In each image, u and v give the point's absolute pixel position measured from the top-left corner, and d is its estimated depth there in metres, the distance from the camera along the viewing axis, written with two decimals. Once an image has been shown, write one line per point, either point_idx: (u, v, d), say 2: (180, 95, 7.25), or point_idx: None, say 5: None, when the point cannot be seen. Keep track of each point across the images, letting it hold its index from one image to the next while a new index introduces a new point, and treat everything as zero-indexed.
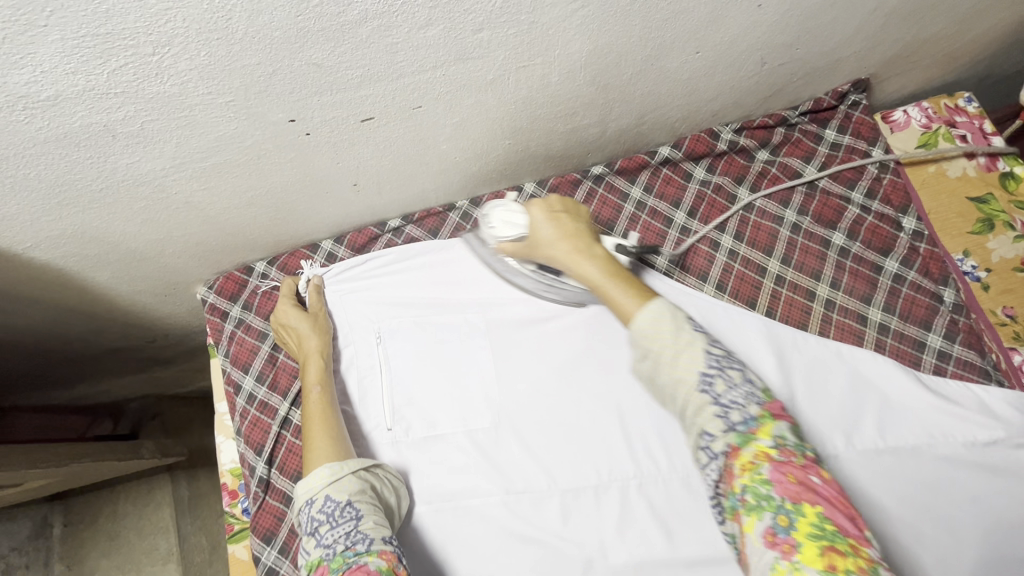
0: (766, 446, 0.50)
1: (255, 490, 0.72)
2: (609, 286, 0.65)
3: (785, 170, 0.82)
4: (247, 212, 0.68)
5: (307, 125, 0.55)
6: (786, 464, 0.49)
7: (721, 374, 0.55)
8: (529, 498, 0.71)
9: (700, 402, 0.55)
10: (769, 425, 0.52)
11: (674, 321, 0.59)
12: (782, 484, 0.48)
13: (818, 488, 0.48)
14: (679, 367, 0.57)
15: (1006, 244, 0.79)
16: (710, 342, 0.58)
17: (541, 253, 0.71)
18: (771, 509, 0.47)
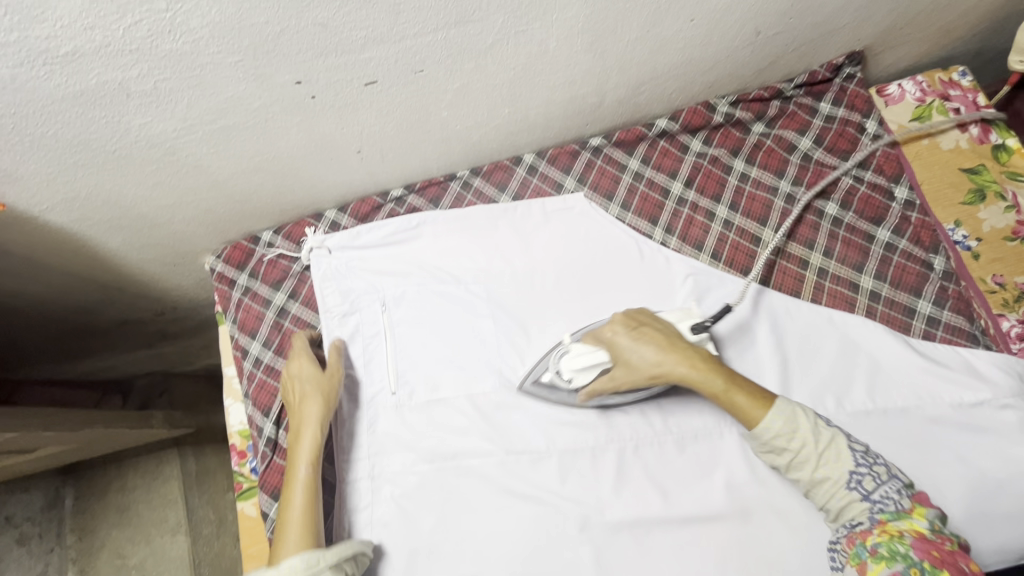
0: (919, 526, 0.57)
1: (262, 449, 0.74)
2: (731, 392, 0.66)
3: (780, 142, 0.84)
4: (254, 178, 0.70)
5: (313, 88, 0.57)
6: (933, 544, 0.56)
7: (870, 472, 0.61)
8: (528, 458, 0.74)
9: (846, 491, 0.61)
10: (923, 511, 0.58)
11: (794, 416, 0.64)
12: (926, 553, 0.55)
13: (959, 568, 0.54)
14: (823, 468, 0.62)
15: (997, 214, 0.81)
16: (851, 440, 0.63)
17: (643, 376, 0.69)
18: (906, 562, 0.55)
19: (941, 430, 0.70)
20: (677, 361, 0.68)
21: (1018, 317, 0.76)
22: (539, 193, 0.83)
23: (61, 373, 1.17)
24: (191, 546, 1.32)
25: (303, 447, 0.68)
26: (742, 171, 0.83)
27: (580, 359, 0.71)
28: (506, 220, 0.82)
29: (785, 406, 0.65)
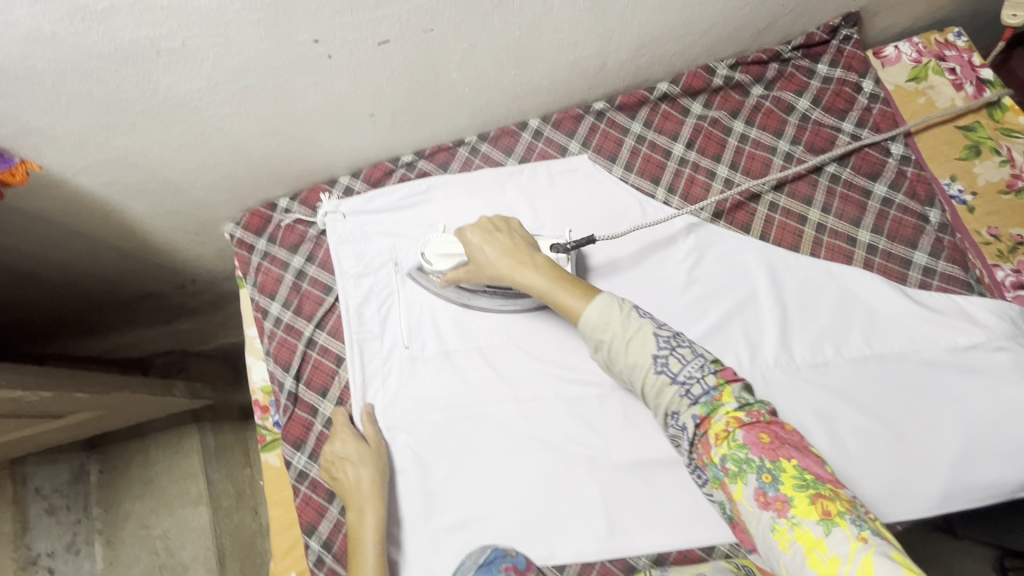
0: (734, 411, 0.54)
1: (284, 402, 0.78)
2: (557, 289, 0.65)
3: (779, 103, 0.86)
4: (272, 141, 0.73)
5: (329, 47, 0.60)
6: (756, 426, 0.53)
7: (674, 354, 0.58)
8: (537, 408, 0.77)
9: (655, 377, 0.58)
10: (728, 389, 0.55)
11: (610, 309, 0.61)
12: (758, 445, 0.52)
13: (786, 442, 0.53)
14: (632, 354, 0.60)
15: (991, 169, 0.83)
16: (658, 325, 0.60)
17: (485, 275, 0.71)
18: (754, 471, 0.52)
19: (937, 373, 0.72)
20: (512, 266, 0.68)
21: (1014, 267, 0.78)
22: (545, 157, 0.86)
23: (85, 351, 1.21)
24: (212, 518, 1.37)
25: (367, 524, 0.69)
26: (741, 132, 0.86)
27: (445, 246, 0.75)
28: (513, 183, 0.85)
29: (604, 300, 0.62)
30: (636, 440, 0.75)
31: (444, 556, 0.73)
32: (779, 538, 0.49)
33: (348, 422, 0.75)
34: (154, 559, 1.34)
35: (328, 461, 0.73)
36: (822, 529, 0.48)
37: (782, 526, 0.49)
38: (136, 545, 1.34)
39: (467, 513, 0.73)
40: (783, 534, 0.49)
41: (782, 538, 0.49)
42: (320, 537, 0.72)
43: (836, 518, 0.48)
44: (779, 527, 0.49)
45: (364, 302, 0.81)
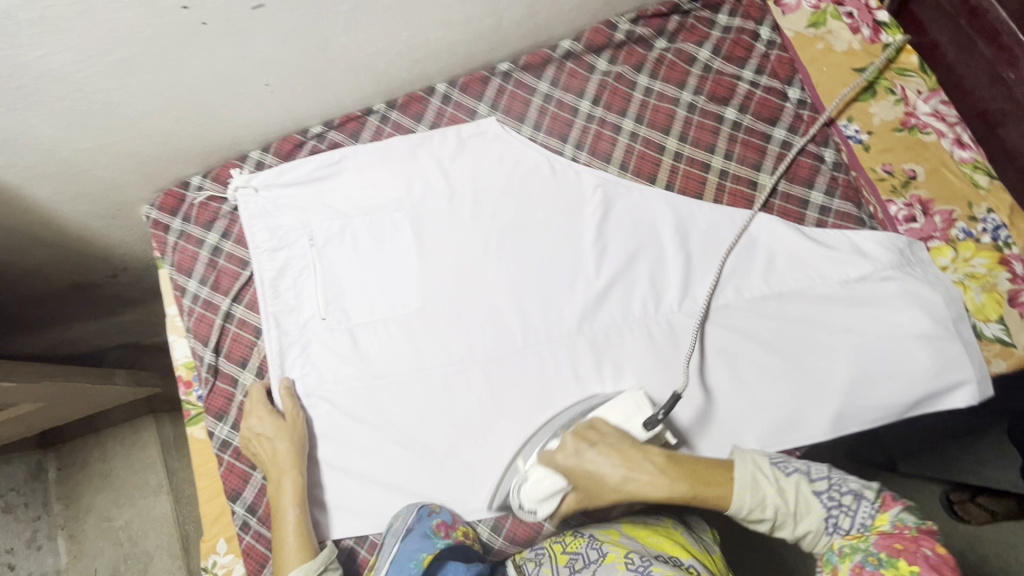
0: (882, 528, 0.59)
1: (205, 375, 0.79)
2: (698, 489, 0.63)
3: (681, 55, 0.87)
4: (169, 116, 0.73)
5: (201, 13, 0.60)
6: (895, 536, 0.56)
7: (842, 509, 0.62)
8: (456, 369, 0.79)
9: (827, 536, 0.62)
10: (885, 515, 0.59)
11: (756, 481, 0.63)
12: (888, 547, 0.56)
13: (923, 556, 0.54)
14: (802, 523, 0.63)
15: (886, 108, 0.85)
16: (813, 480, 0.64)
17: (607, 497, 0.67)
18: (863, 552, 0.57)
19: (829, 305, 0.76)
20: (632, 481, 0.65)
21: (906, 201, 0.81)
22: (455, 122, 0.87)
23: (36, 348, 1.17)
24: (173, 506, 1.38)
25: (285, 492, 0.71)
26: (646, 86, 0.87)
27: (538, 485, 0.71)
28: (424, 149, 0.86)
29: (745, 475, 0.64)
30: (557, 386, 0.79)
31: (369, 512, 0.76)
32: None
33: (264, 398, 0.76)
34: (118, 549, 1.35)
35: (246, 439, 0.75)
36: None
37: None
38: (100, 536, 1.35)
39: (390, 472, 0.76)
40: None
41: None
42: (244, 502, 0.75)
43: None
44: None
45: (280, 276, 0.82)
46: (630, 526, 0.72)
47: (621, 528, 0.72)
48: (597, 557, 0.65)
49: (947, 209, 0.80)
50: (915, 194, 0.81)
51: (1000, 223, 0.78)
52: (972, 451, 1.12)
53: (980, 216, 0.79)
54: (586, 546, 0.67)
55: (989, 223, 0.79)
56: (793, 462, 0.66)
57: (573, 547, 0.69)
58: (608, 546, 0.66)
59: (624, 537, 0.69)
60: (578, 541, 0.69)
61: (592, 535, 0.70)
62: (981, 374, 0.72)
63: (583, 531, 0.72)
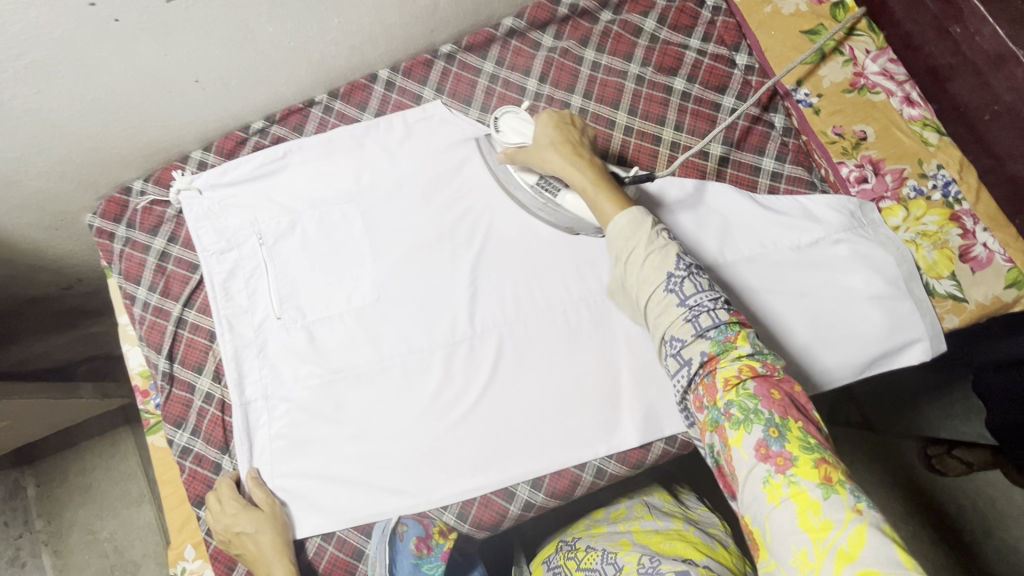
0: (747, 359, 0.54)
1: (160, 383, 0.78)
2: (597, 194, 0.63)
3: (627, 26, 0.85)
4: (96, 118, 0.70)
5: (111, 10, 0.58)
6: (769, 383, 0.53)
7: (693, 281, 0.57)
8: (415, 360, 0.78)
9: (667, 296, 0.57)
10: (744, 338, 0.55)
11: (637, 225, 0.59)
12: (768, 400, 0.52)
13: (792, 401, 0.53)
14: (648, 267, 0.58)
15: (835, 69, 0.84)
16: (685, 254, 0.59)
17: (535, 160, 0.69)
18: (760, 422, 0.51)
19: (783, 271, 0.76)
20: (567, 155, 0.67)
21: (857, 162, 0.81)
22: (400, 108, 0.84)
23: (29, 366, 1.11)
24: (157, 515, 1.38)
25: None
26: (593, 60, 0.85)
27: (518, 122, 0.73)
28: (371, 138, 0.83)
29: (635, 214, 0.60)
30: (524, 376, 0.77)
31: (333, 510, 0.75)
32: (770, 492, 0.49)
33: (234, 491, 0.72)
34: (105, 561, 1.34)
35: (225, 537, 0.71)
36: (820, 492, 0.47)
37: (776, 480, 0.49)
38: (85, 550, 1.35)
39: (352, 466, 0.75)
40: (776, 489, 0.49)
41: (774, 492, 0.49)
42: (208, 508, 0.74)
43: (835, 485, 0.48)
44: (774, 481, 0.49)
45: (230, 278, 0.80)
46: (642, 534, 0.75)
47: (632, 538, 0.74)
48: (614, 571, 0.68)
49: (898, 167, 0.81)
50: (867, 155, 0.81)
51: (951, 179, 0.78)
52: (941, 404, 1.16)
53: (931, 173, 0.79)
54: (601, 562, 0.71)
55: (939, 180, 0.78)
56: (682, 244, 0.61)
57: (587, 562, 0.72)
58: (622, 558, 0.69)
59: (637, 546, 0.71)
60: (593, 556, 0.72)
61: (605, 547, 0.73)
62: (934, 330, 0.73)
63: (596, 544, 0.75)
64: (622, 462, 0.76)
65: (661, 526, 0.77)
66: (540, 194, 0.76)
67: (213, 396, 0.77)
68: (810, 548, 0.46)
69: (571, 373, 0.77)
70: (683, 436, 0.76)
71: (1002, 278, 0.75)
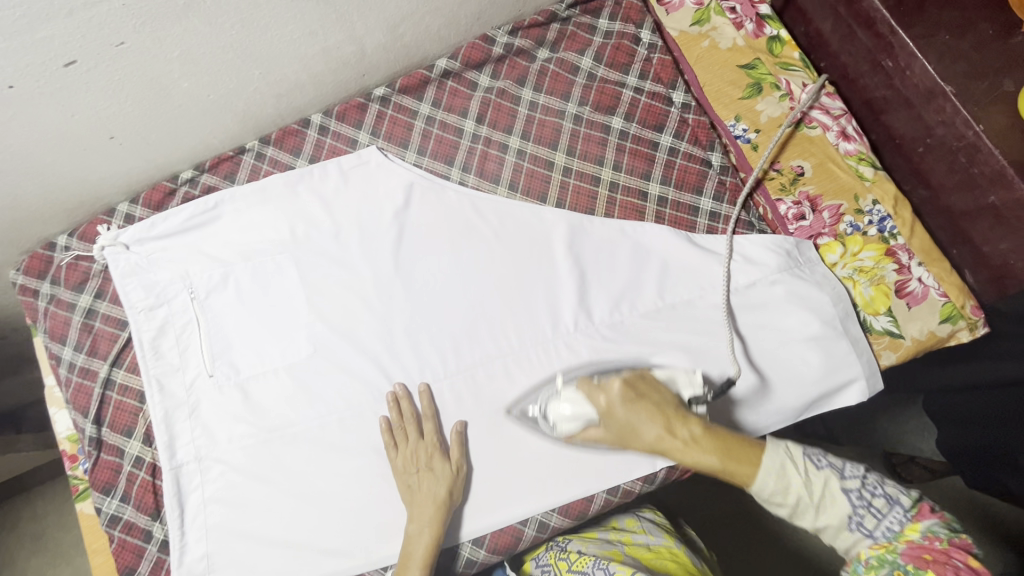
0: (911, 534, 0.55)
1: (86, 449, 0.75)
2: (731, 466, 0.59)
3: (563, 64, 0.85)
4: (6, 181, 0.68)
5: (4, 78, 0.56)
6: (924, 546, 0.54)
7: (870, 508, 0.57)
8: (353, 414, 0.76)
9: (849, 533, 0.57)
10: (917, 525, 0.55)
11: (784, 468, 0.58)
12: (916, 558, 0.53)
13: (951, 564, 0.52)
14: (824, 515, 0.58)
15: (772, 104, 0.84)
16: (849, 472, 0.59)
17: (631, 444, 0.63)
18: (890, 567, 0.54)
19: (719, 313, 0.78)
20: (670, 436, 0.60)
21: (795, 199, 0.81)
22: (335, 153, 0.82)
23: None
24: None
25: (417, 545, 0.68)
26: (530, 100, 0.84)
27: (569, 407, 0.66)
28: (304, 186, 0.81)
29: (774, 462, 0.59)
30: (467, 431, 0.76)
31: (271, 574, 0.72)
32: None
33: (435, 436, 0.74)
34: None
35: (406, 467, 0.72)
36: None
37: None
38: None
39: (288, 529, 0.73)
40: None
41: None
42: None
43: None
44: None
45: (161, 335, 0.77)
46: (633, 548, 0.73)
47: (624, 549, 0.72)
48: None
49: (834, 204, 0.81)
50: (804, 191, 0.81)
51: (886, 214, 0.79)
52: (897, 423, 1.16)
53: (866, 208, 0.79)
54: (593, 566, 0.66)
55: (875, 215, 0.79)
56: (826, 456, 0.61)
57: (579, 566, 0.68)
58: (614, 565, 0.64)
59: (628, 558, 0.68)
60: (586, 561, 0.68)
61: (597, 554, 0.69)
62: (869, 370, 0.76)
63: (587, 549, 0.71)
64: (564, 514, 0.75)
65: (653, 541, 0.75)
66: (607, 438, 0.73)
67: (144, 460, 0.75)
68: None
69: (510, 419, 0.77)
70: (625, 484, 0.76)
71: (936, 313, 0.76)
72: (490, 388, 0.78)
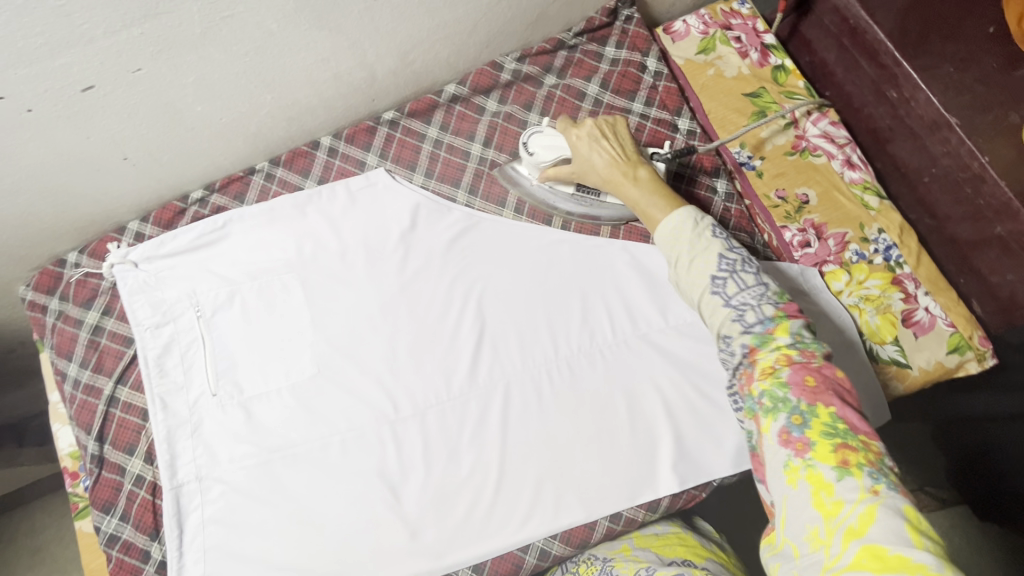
0: (786, 347, 0.55)
1: (88, 466, 0.75)
2: (649, 203, 0.66)
3: (570, 91, 0.86)
4: (19, 198, 0.69)
5: (23, 101, 0.57)
6: (804, 366, 0.53)
7: (733, 278, 0.59)
8: (354, 436, 0.76)
9: (711, 300, 0.59)
10: (785, 324, 0.56)
11: (677, 233, 0.62)
12: (801, 387, 0.52)
13: (830, 387, 0.52)
14: (694, 271, 0.61)
15: (777, 133, 0.85)
16: (728, 246, 0.61)
17: (586, 176, 0.72)
18: (786, 410, 0.52)
19: None
20: (615, 169, 0.69)
21: (800, 226, 0.81)
22: (343, 174, 0.83)
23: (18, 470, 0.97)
24: None
25: None
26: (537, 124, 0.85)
27: (547, 139, 0.76)
28: (313, 206, 0.82)
29: (682, 219, 0.63)
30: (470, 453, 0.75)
31: None
32: (789, 475, 0.50)
33: None
34: None
35: None
36: (834, 474, 0.48)
37: (796, 464, 0.50)
38: None
39: (289, 551, 0.72)
40: (795, 472, 0.50)
41: (793, 475, 0.50)
42: None
43: (852, 468, 0.48)
44: (792, 464, 0.50)
45: (166, 352, 0.77)
46: (642, 539, 0.74)
47: (633, 544, 0.73)
48: None
49: (840, 232, 0.81)
50: (810, 218, 0.81)
51: (892, 243, 0.79)
52: None
53: (872, 237, 0.80)
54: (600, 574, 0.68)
55: (880, 244, 0.79)
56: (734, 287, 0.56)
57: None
58: (619, 567, 0.67)
59: (637, 552, 0.70)
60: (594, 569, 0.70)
61: (606, 557, 0.71)
62: (877, 402, 0.75)
63: (598, 555, 0.73)
64: (566, 542, 0.74)
65: (660, 530, 0.76)
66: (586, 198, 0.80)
67: (145, 478, 0.75)
68: (821, 526, 0.47)
69: (508, 450, 0.75)
70: (628, 513, 0.74)
71: (944, 343, 0.75)
72: (494, 409, 0.77)
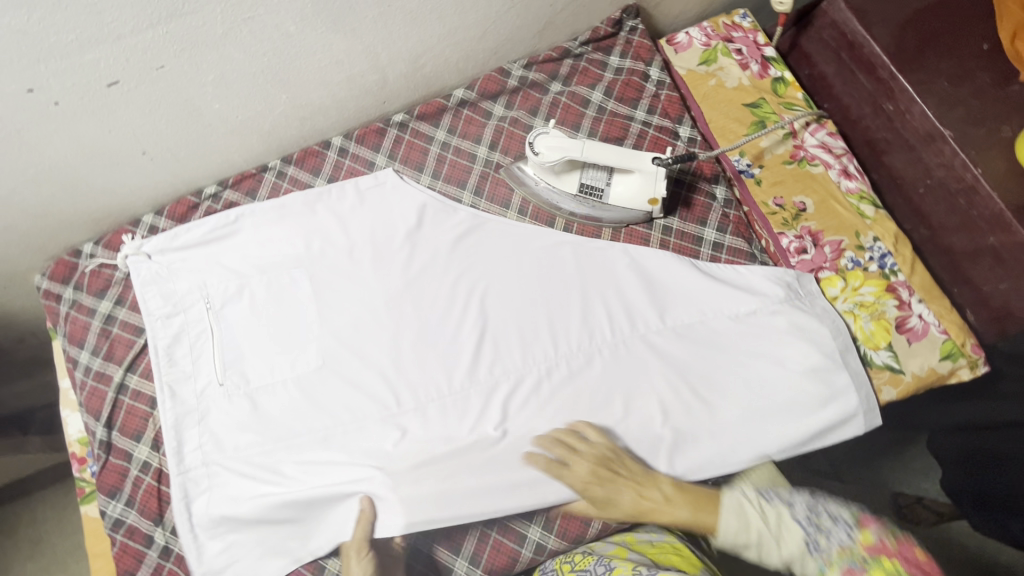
0: (869, 543, 0.61)
1: (97, 451, 0.77)
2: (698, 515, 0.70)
3: (575, 97, 0.88)
4: (40, 188, 0.71)
5: (51, 94, 0.59)
6: (883, 549, 0.60)
7: (816, 514, 0.65)
8: (356, 426, 0.77)
9: (806, 552, 0.62)
10: (868, 532, 0.62)
11: (743, 509, 0.68)
12: (875, 561, 0.59)
13: (908, 561, 0.59)
14: (784, 544, 0.63)
15: (776, 142, 0.88)
16: (791, 505, 0.67)
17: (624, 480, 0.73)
18: (851, 561, 0.60)
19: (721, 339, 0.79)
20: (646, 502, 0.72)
21: (797, 233, 0.83)
22: (353, 174, 0.86)
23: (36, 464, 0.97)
24: None
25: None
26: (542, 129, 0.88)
27: (555, 141, 0.77)
28: (322, 204, 0.84)
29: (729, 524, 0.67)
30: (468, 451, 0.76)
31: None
32: None
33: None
34: None
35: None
36: None
37: None
38: None
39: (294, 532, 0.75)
40: None
41: None
42: None
43: None
44: None
45: (175, 342, 0.79)
46: (637, 544, 0.72)
47: (627, 547, 0.72)
48: (606, 572, 0.67)
49: (836, 239, 0.83)
50: (807, 226, 0.84)
51: (886, 251, 0.81)
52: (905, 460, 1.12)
53: (867, 245, 0.82)
54: (596, 564, 0.69)
55: (875, 252, 0.81)
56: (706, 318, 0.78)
57: (581, 566, 0.71)
58: (617, 562, 0.67)
59: (633, 555, 0.69)
60: (589, 560, 0.71)
61: (602, 554, 0.71)
62: (869, 405, 0.76)
63: (592, 552, 0.73)
64: (562, 536, 0.76)
65: (655, 537, 0.73)
66: (587, 201, 0.82)
67: (150, 464, 0.77)
68: None
69: (505, 443, 0.77)
70: None
71: (936, 350, 0.77)
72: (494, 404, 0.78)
